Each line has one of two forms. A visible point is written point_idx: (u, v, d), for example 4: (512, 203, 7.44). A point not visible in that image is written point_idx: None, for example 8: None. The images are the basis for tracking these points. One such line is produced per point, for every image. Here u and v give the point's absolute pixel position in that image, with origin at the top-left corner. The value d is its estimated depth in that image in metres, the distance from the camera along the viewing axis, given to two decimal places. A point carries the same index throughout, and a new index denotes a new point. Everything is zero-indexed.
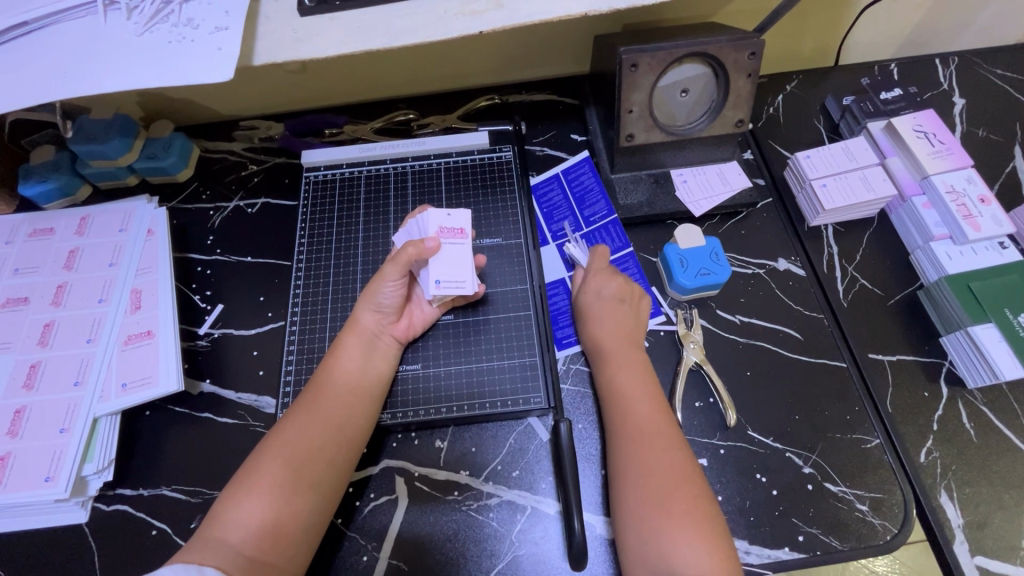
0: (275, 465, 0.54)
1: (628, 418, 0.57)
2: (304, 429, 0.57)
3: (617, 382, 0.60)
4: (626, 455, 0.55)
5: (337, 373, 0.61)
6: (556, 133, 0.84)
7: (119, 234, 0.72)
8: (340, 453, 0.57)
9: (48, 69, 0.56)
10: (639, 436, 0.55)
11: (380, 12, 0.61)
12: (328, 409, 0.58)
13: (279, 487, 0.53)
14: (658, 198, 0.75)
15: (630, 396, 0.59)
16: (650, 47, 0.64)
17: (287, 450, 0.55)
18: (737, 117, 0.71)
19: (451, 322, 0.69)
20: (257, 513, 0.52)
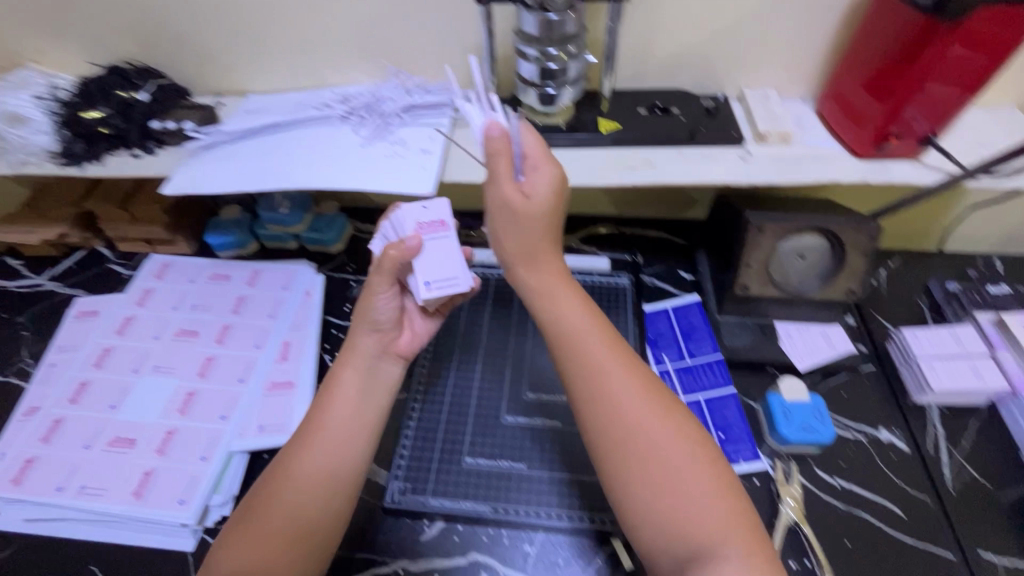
0: (277, 498, 0.53)
1: (600, 388, 0.51)
2: (302, 465, 0.54)
3: (579, 337, 0.53)
4: (651, 431, 0.50)
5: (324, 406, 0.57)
6: (666, 267, 0.91)
7: (281, 290, 0.83)
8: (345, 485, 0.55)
9: (288, 161, 0.71)
10: (625, 409, 0.50)
11: (550, 155, 0.73)
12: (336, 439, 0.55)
13: (286, 534, 0.52)
14: (763, 346, 0.79)
15: (593, 355, 0.52)
16: (775, 216, 0.73)
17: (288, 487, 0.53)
18: (848, 286, 0.76)
19: (519, 423, 0.72)
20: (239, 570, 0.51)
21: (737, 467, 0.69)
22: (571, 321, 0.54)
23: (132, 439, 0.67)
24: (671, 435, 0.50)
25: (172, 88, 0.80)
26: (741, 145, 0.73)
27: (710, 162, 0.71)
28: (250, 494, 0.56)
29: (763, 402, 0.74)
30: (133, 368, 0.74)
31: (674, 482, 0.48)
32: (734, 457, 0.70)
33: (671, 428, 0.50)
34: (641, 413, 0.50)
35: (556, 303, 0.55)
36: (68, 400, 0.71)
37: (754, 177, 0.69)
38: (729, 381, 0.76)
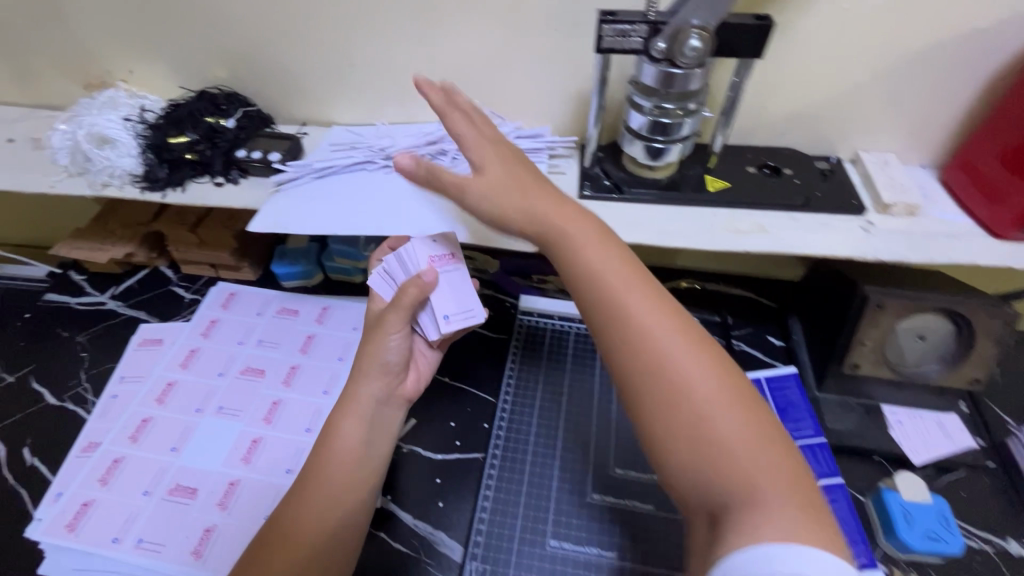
0: (284, 543, 0.52)
1: (655, 354, 0.45)
2: (306, 514, 0.53)
3: (615, 287, 0.48)
4: (719, 420, 0.42)
5: (347, 445, 0.56)
6: (754, 332, 0.85)
7: (351, 331, 0.78)
8: (344, 526, 0.54)
9: (378, 202, 0.66)
10: (671, 373, 0.44)
11: (651, 212, 0.69)
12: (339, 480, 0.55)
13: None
14: (869, 432, 0.72)
15: (642, 316, 0.46)
16: (898, 293, 0.66)
17: (293, 530, 0.52)
18: (973, 375, 0.69)
19: (604, 504, 0.66)
20: None
21: None
22: (609, 270, 0.49)
23: (193, 489, 0.62)
24: (745, 431, 0.42)
25: (260, 117, 0.78)
26: (862, 215, 0.67)
27: (826, 231, 0.66)
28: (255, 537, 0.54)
29: (875, 497, 0.66)
30: (197, 408, 0.70)
31: (724, 464, 0.41)
32: None
33: (742, 423, 0.42)
34: (706, 404, 0.43)
35: (601, 253, 0.49)
36: (129, 438, 0.67)
37: (880, 252, 0.64)
38: (835, 469, 0.69)
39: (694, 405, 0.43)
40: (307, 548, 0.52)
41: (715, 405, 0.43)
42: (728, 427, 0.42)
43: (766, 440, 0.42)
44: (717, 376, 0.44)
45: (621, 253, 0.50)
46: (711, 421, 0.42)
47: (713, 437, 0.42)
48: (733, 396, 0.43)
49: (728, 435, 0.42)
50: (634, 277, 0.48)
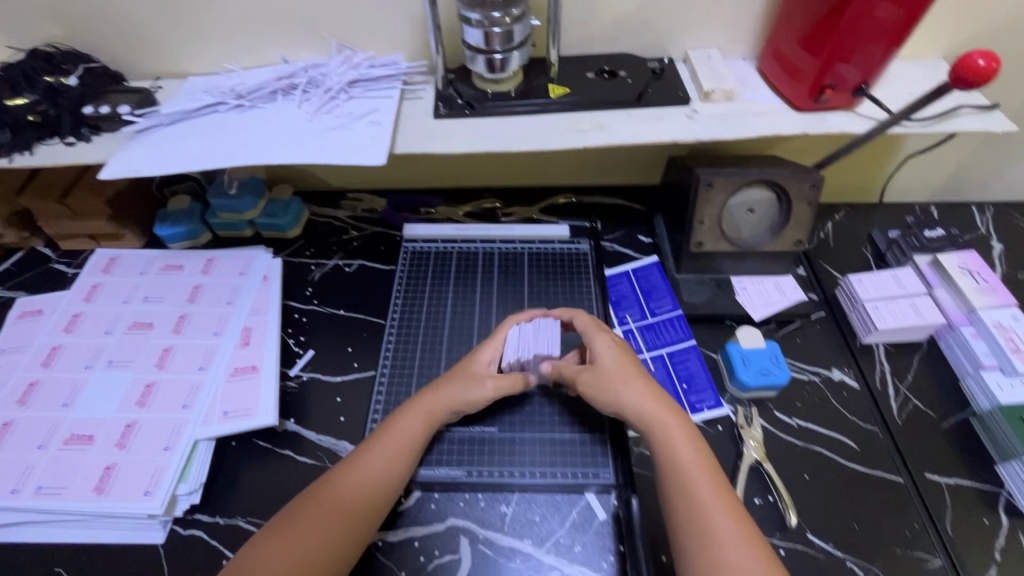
0: (318, 502, 0.59)
1: (671, 446, 0.60)
2: (345, 482, 0.60)
3: (618, 381, 0.64)
4: (680, 454, 0.59)
5: (396, 431, 0.64)
6: (625, 233, 0.93)
7: (238, 277, 0.82)
8: (376, 500, 0.60)
9: (232, 137, 0.68)
10: (692, 469, 0.58)
11: (501, 122, 0.74)
12: (382, 454, 0.62)
13: (307, 531, 0.56)
14: (719, 300, 0.82)
15: (664, 420, 0.61)
16: (724, 171, 0.75)
17: (330, 493, 0.59)
18: (796, 237, 0.80)
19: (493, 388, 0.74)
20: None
21: (702, 415, 0.72)
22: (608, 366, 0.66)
23: (89, 435, 0.65)
24: (702, 464, 0.59)
25: (106, 73, 0.76)
26: (687, 104, 0.75)
27: (658, 121, 0.73)
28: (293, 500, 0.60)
29: (723, 352, 0.76)
30: (85, 364, 0.71)
31: (721, 553, 0.53)
32: (698, 406, 0.73)
33: (700, 458, 0.59)
34: (670, 438, 0.60)
35: (625, 378, 0.65)
36: (17, 401, 0.68)
37: (700, 133, 0.71)
38: (688, 335, 0.79)
39: (668, 446, 0.60)
40: (336, 509, 0.58)
41: (681, 443, 0.60)
42: (693, 464, 0.58)
43: (718, 478, 0.58)
44: (665, 412, 0.62)
45: (616, 347, 0.68)
46: (670, 450, 0.60)
47: (680, 462, 0.59)
48: (685, 426, 0.62)
49: (691, 468, 0.58)
50: (629, 366, 0.66)
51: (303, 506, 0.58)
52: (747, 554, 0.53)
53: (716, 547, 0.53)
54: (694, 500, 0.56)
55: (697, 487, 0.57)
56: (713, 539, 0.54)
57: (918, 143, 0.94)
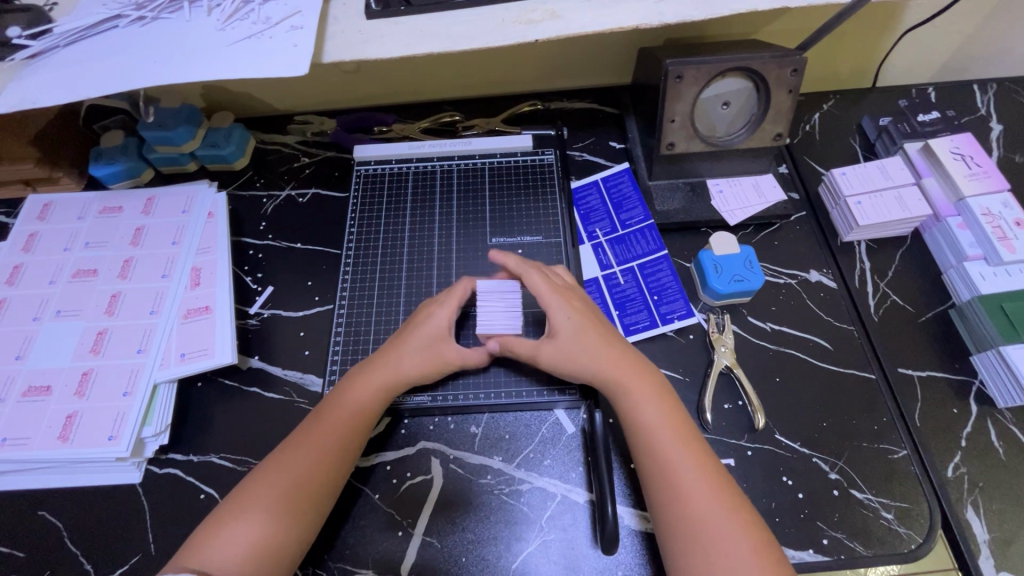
0: (266, 486, 0.54)
1: (639, 415, 0.57)
2: (297, 460, 0.56)
3: (585, 352, 0.61)
4: (649, 420, 0.57)
5: (348, 403, 0.60)
6: (595, 140, 0.87)
7: (181, 215, 0.77)
8: (341, 467, 0.57)
9: (136, 58, 0.60)
10: (662, 435, 0.56)
11: (441, 18, 0.65)
12: (317, 433, 0.58)
13: (272, 512, 0.53)
14: (694, 206, 0.78)
15: (632, 387, 0.59)
16: (695, 60, 0.67)
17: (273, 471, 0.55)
18: (775, 130, 0.73)
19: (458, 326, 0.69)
20: (236, 529, 0.52)
21: (672, 326, 0.70)
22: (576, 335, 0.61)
23: (46, 386, 0.64)
24: (669, 417, 0.57)
25: None
26: None
27: (620, 4, 0.64)
28: (243, 481, 0.57)
29: (696, 260, 0.73)
30: (33, 316, 0.69)
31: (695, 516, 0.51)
32: (669, 318, 0.71)
33: (661, 413, 0.57)
34: (637, 398, 0.58)
35: (595, 349, 0.60)
36: None
37: (667, 15, 0.62)
38: (660, 245, 0.75)
39: (631, 407, 0.58)
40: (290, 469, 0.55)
41: (643, 402, 0.58)
42: (655, 421, 0.57)
43: (689, 437, 0.56)
44: (633, 377, 0.59)
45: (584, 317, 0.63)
46: (636, 415, 0.57)
47: (644, 424, 0.57)
48: (652, 392, 0.59)
49: (655, 427, 0.56)
50: (604, 338, 0.62)
51: (259, 483, 0.55)
52: (718, 500, 0.52)
53: (687, 498, 0.52)
54: (660, 456, 0.55)
55: (662, 437, 0.56)
56: (677, 486, 0.53)
57: (921, 13, 0.84)
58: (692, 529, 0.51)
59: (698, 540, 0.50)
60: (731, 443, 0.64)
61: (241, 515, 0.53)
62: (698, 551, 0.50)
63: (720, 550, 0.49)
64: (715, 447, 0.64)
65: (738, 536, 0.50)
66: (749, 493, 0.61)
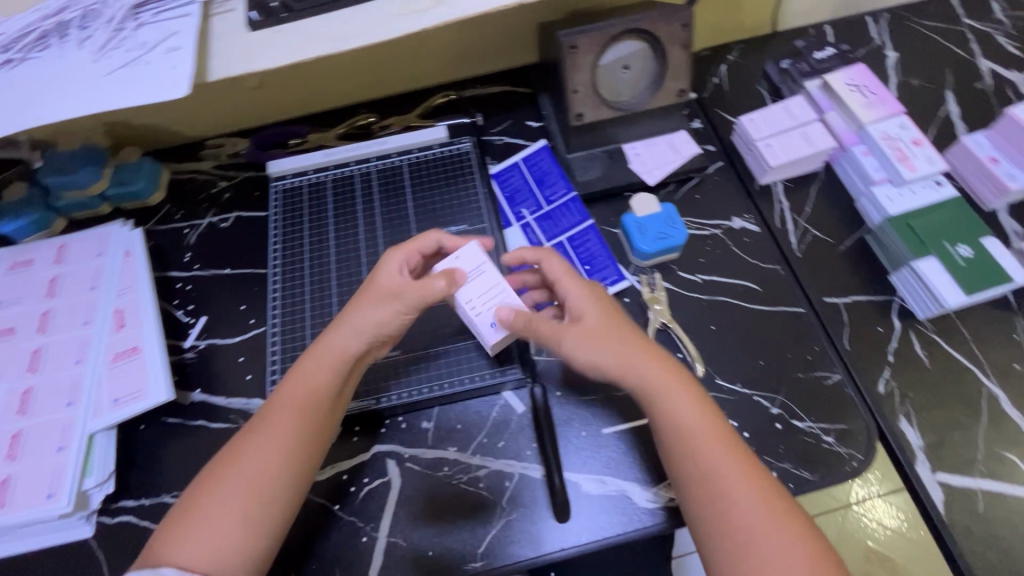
0: (247, 478, 0.53)
1: (681, 425, 0.54)
2: (273, 447, 0.54)
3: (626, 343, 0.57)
4: (689, 429, 0.54)
5: (306, 385, 0.57)
6: (512, 122, 0.87)
7: (97, 258, 0.75)
8: (309, 456, 0.56)
9: (8, 102, 0.58)
10: (700, 443, 0.53)
11: (326, 19, 0.64)
12: (290, 422, 0.56)
13: (249, 501, 0.52)
14: (613, 172, 0.79)
15: (672, 399, 0.55)
16: (587, 27, 0.68)
17: (244, 464, 0.54)
18: (678, 86, 0.74)
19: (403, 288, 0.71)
20: (221, 521, 0.51)
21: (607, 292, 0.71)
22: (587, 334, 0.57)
23: None
24: (711, 430, 0.54)
25: None
26: None
27: None
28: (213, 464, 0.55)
29: (621, 225, 0.74)
30: None
31: (737, 523, 0.50)
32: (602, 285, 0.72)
33: (711, 426, 0.54)
34: (673, 407, 0.55)
35: (615, 352, 0.57)
36: None
37: None
38: (586, 216, 0.76)
39: (667, 420, 0.55)
40: (264, 459, 0.54)
41: (682, 416, 0.55)
42: (695, 436, 0.54)
43: (733, 446, 0.54)
44: (670, 385, 0.56)
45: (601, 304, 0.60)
46: (676, 426, 0.54)
47: (694, 437, 0.54)
48: (689, 393, 0.56)
49: (695, 439, 0.54)
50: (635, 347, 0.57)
51: (232, 472, 0.53)
52: (758, 501, 0.51)
53: (729, 508, 0.51)
54: (701, 468, 0.53)
55: (696, 453, 0.53)
56: (716, 494, 0.51)
57: None
58: (733, 537, 0.50)
59: (738, 549, 0.49)
60: None
61: (221, 505, 0.52)
62: (741, 555, 0.49)
63: (764, 563, 0.48)
64: None
65: (773, 536, 0.49)
66: None
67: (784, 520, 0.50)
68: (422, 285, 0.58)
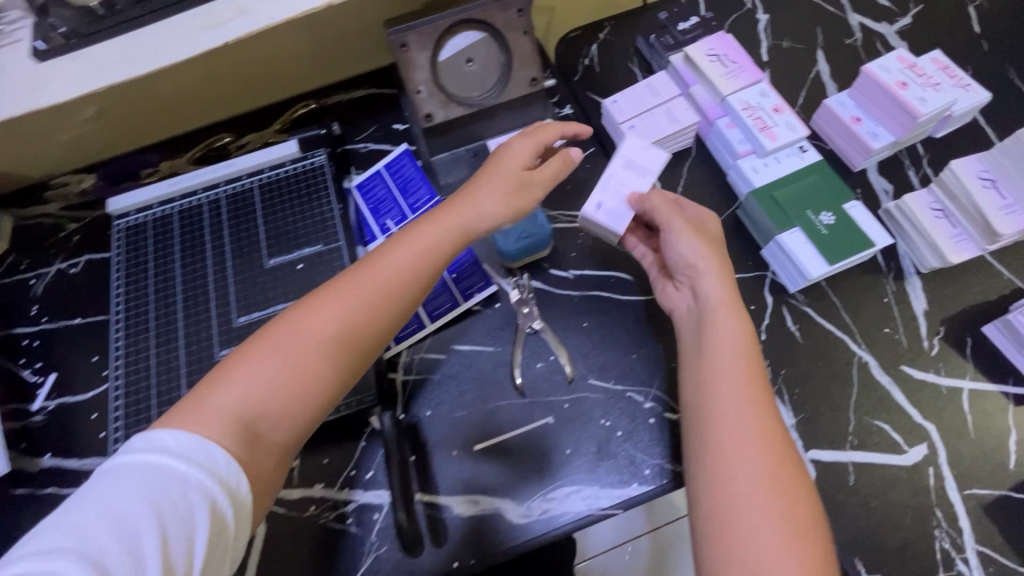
0: (320, 342, 0.49)
1: (718, 367, 0.52)
2: (339, 312, 0.50)
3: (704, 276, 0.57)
4: (722, 372, 0.51)
5: (387, 257, 0.54)
6: (378, 126, 0.82)
7: None
8: (385, 328, 0.53)
9: None
10: (725, 390, 0.50)
11: (119, 42, 0.58)
12: (368, 287, 0.52)
13: (289, 385, 0.48)
14: (478, 172, 0.75)
15: (724, 339, 0.53)
16: (415, 23, 0.64)
17: (326, 335, 0.49)
18: (529, 75, 0.70)
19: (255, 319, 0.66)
20: (250, 397, 0.46)
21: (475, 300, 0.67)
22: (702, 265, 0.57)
23: None
24: (753, 388, 0.50)
25: None
26: None
27: None
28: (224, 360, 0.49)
29: None
30: None
31: (733, 487, 0.45)
32: (470, 293, 0.68)
33: (752, 383, 0.51)
34: (734, 348, 0.52)
35: (721, 299, 0.55)
36: None
37: None
38: None
39: (709, 366, 0.52)
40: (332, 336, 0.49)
41: (726, 365, 0.52)
42: (723, 386, 0.50)
43: (767, 411, 0.49)
44: (734, 330, 0.53)
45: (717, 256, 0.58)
46: (721, 367, 0.52)
47: (712, 385, 0.51)
48: (749, 344, 0.53)
49: (717, 388, 0.50)
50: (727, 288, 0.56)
51: (289, 345, 0.49)
52: (764, 470, 0.46)
53: (727, 469, 0.46)
54: (716, 422, 0.49)
55: (729, 404, 0.49)
56: (722, 456, 0.47)
57: None
58: (721, 505, 0.45)
59: (731, 521, 0.44)
60: (548, 402, 0.63)
61: (271, 381, 0.47)
62: (730, 528, 0.44)
63: (751, 538, 0.43)
64: (533, 409, 0.63)
65: (770, 512, 0.44)
66: (571, 446, 0.61)
67: (786, 499, 0.45)
68: (543, 177, 0.59)
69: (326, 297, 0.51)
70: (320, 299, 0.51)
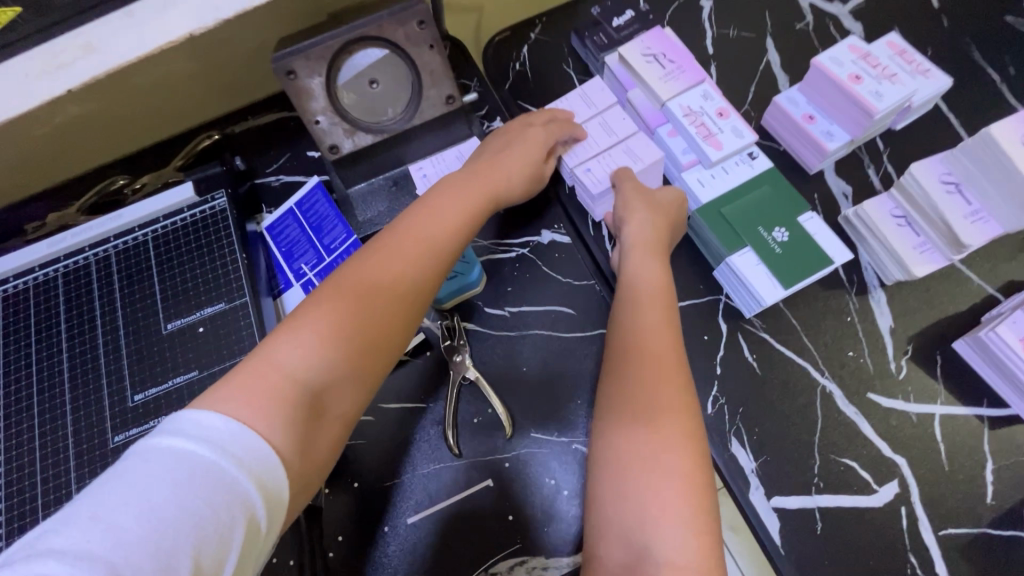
0: (371, 302, 0.47)
1: (634, 320, 0.52)
2: (391, 269, 0.49)
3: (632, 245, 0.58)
4: (640, 324, 0.51)
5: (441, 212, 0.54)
6: (290, 155, 0.75)
7: None
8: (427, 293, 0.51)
9: None
10: (638, 346, 0.50)
11: None
12: (423, 246, 0.51)
13: (347, 350, 0.44)
14: (400, 204, 0.69)
15: (641, 296, 0.53)
16: (299, 47, 0.56)
17: (380, 298, 0.47)
18: (444, 93, 0.63)
19: (149, 397, 0.58)
20: (310, 364, 0.42)
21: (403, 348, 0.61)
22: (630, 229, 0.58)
23: None
24: (665, 339, 0.50)
25: None
26: None
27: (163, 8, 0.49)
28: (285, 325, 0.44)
29: None
30: None
31: (634, 442, 0.45)
32: None
33: (666, 336, 0.51)
34: (645, 304, 0.53)
35: (638, 254, 0.57)
36: None
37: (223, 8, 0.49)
38: None
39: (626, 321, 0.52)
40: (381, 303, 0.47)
41: (642, 317, 0.52)
42: (643, 341, 0.50)
43: (677, 374, 0.48)
44: (657, 291, 0.54)
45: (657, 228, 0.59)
46: (634, 322, 0.52)
47: (632, 336, 0.51)
48: (665, 303, 0.53)
49: (633, 340, 0.51)
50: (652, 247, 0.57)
51: (330, 308, 0.45)
52: (669, 426, 0.46)
53: (634, 421, 0.46)
54: (627, 373, 0.49)
55: (641, 354, 0.49)
56: (627, 407, 0.47)
57: None
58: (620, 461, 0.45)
59: (625, 474, 0.44)
60: (487, 461, 0.58)
61: (316, 349, 0.43)
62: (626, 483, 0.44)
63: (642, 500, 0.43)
64: (470, 472, 0.57)
65: (667, 470, 0.44)
66: (513, 511, 0.56)
67: (680, 449, 0.45)
68: (521, 166, 0.60)
69: (383, 252, 0.50)
70: (374, 256, 0.49)
